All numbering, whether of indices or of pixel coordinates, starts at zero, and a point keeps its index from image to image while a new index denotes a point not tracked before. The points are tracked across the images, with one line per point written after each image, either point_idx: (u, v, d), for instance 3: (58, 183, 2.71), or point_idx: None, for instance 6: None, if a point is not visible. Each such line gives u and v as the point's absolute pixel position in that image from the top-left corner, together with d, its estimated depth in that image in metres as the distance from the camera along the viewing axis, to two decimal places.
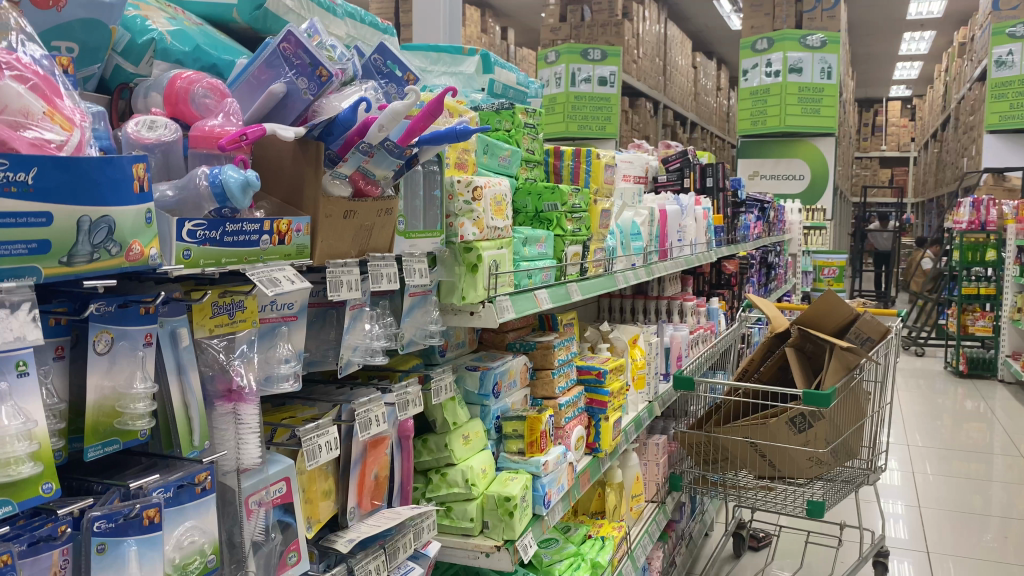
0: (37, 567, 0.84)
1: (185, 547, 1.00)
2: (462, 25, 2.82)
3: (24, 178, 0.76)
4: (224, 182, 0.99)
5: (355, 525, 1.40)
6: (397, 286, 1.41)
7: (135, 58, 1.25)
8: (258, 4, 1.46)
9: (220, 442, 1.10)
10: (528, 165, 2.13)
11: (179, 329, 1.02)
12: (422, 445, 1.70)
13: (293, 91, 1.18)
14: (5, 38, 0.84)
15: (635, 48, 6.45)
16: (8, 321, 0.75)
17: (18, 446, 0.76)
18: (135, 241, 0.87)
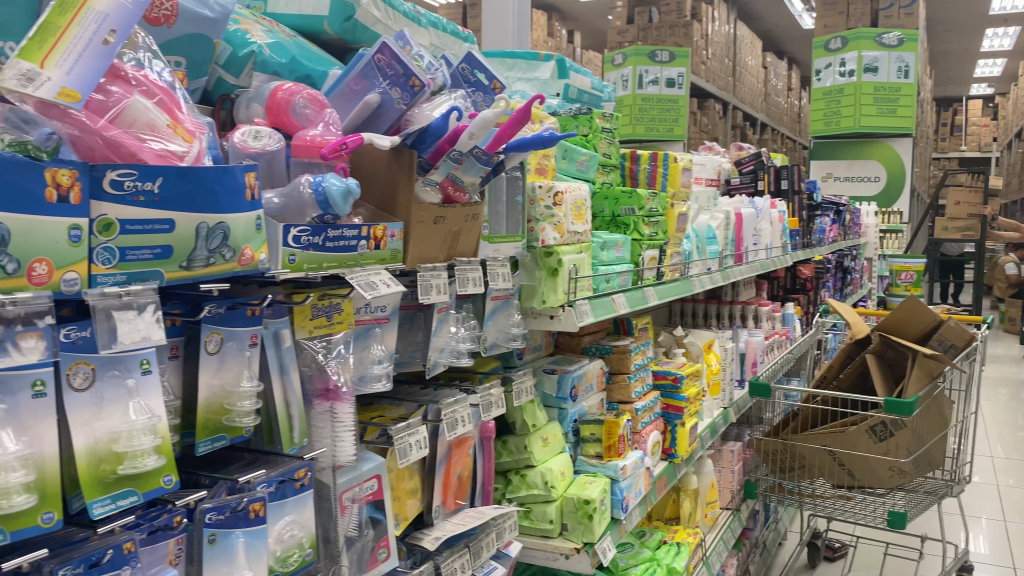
0: (155, 555, 0.89)
1: (285, 540, 1.05)
2: (532, 29, 2.83)
3: (150, 187, 0.82)
4: (326, 189, 1.04)
5: (440, 523, 1.43)
6: (483, 290, 1.44)
7: (236, 70, 1.31)
8: (349, 15, 1.51)
9: (318, 438, 1.14)
10: (605, 169, 2.13)
11: (282, 330, 1.07)
12: (502, 446, 1.72)
13: (387, 100, 1.22)
14: (134, 55, 0.89)
15: (704, 49, 6.36)
16: (136, 321, 0.79)
17: (143, 439, 0.81)
18: (246, 246, 0.91)
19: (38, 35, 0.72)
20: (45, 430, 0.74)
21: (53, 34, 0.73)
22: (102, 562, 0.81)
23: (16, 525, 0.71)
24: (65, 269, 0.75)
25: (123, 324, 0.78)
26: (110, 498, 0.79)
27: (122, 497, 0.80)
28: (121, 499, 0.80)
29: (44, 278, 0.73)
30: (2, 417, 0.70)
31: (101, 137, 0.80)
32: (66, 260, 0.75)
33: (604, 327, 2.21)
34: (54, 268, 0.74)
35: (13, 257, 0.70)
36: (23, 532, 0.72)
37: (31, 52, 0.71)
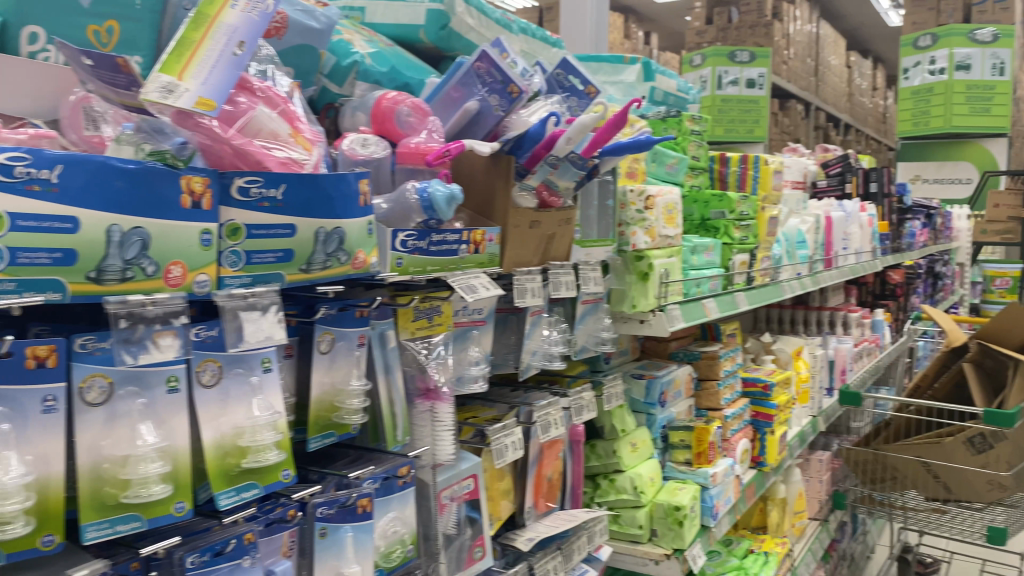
0: (271, 546, 0.92)
1: (388, 536, 1.08)
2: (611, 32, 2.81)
3: (274, 194, 0.86)
4: (432, 195, 1.07)
5: (532, 524, 1.45)
6: (576, 293, 1.45)
7: (339, 79, 1.36)
8: (444, 24, 1.55)
9: (419, 437, 1.18)
10: (693, 172, 2.12)
11: (387, 331, 1.11)
12: (591, 450, 1.71)
13: (485, 107, 1.24)
14: (260, 70, 0.95)
15: (787, 49, 6.22)
16: (260, 321, 0.85)
17: (265, 435, 0.85)
18: (359, 250, 0.98)
19: (176, 50, 0.77)
20: (179, 424, 0.79)
21: (190, 48, 0.78)
22: (225, 551, 0.85)
23: (152, 513, 0.77)
24: (197, 272, 0.80)
25: (249, 324, 0.84)
26: (235, 490, 0.83)
27: (245, 489, 0.84)
28: (245, 491, 0.84)
29: (179, 280, 0.78)
30: (142, 412, 0.76)
31: (230, 146, 0.83)
32: (197, 262, 0.80)
33: (691, 333, 2.18)
34: (188, 270, 0.79)
35: (153, 260, 0.76)
36: (157, 520, 0.77)
37: (171, 65, 0.76)
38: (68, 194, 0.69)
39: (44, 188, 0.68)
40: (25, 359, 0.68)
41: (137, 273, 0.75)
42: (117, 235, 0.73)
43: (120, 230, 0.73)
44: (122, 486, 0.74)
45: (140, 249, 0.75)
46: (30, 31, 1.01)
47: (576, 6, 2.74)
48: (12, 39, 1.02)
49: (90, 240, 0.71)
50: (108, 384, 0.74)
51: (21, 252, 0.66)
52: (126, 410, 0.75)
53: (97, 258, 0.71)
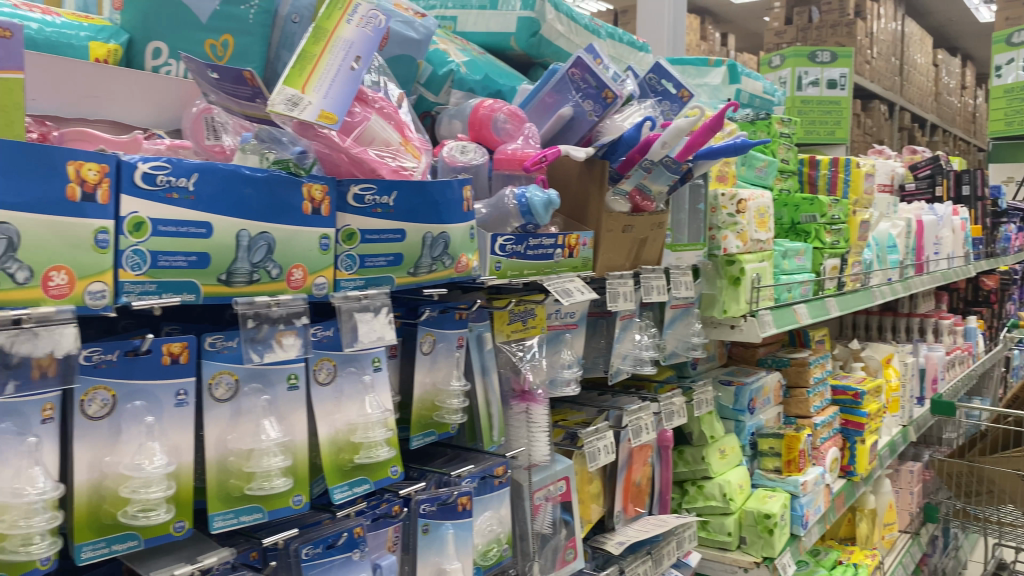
0: (378, 540, 0.96)
1: (486, 534, 1.10)
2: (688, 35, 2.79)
3: (386, 200, 0.92)
4: (530, 200, 1.09)
5: (621, 528, 1.45)
6: (667, 298, 1.44)
7: (435, 88, 1.40)
8: (534, 31, 1.57)
9: (515, 438, 1.21)
10: (782, 176, 2.08)
11: (484, 333, 1.13)
12: (679, 456, 1.70)
13: (580, 112, 1.25)
14: (374, 82, 1.00)
15: (870, 48, 5.98)
16: (373, 322, 0.89)
17: (377, 431, 0.90)
18: (462, 254, 1.01)
19: (299, 65, 0.81)
20: (298, 420, 0.83)
21: (311, 62, 0.82)
22: (337, 544, 0.89)
23: (272, 505, 0.80)
24: (316, 274, 0.85)
25: (363, 325, 0.88)
26: (348, 484, 0.87)
27: (357, 484, 0.89)
28: (356, 486, 0.89)
29: (300, 282, 0.83)
30: (265, 407, 0.80)
31: (346, 155, 0.89)
32: (317, 266, 0.85)
33: (779, 339, 2.17)
34: (307, 273, 0.84)
35: (277, 263, 0.80)
36: (277, 512, 0.81)
37: (294, 79, 0.80)
38: (202, 201, 0.74)
39: (182, 196, 0.72)
40: (162, 356, 0.73)
41: (263, 276, 0.79)
42: (246, 239, 0.77)
43: (248, 235, 0.77)
44: (247, 478, 0.78)
45: (266, 253, 0.79)
46: (154, 46, 1.06)
47: (653, 10, 2.73)
48: (136, 53, 1.07)
49: (221, 244, 0.75)
50: (234, 381, 0.79)
51: (161, 256, 0.71)
52: (250, 406, 0.79)
53: (227, 262, 0.75)
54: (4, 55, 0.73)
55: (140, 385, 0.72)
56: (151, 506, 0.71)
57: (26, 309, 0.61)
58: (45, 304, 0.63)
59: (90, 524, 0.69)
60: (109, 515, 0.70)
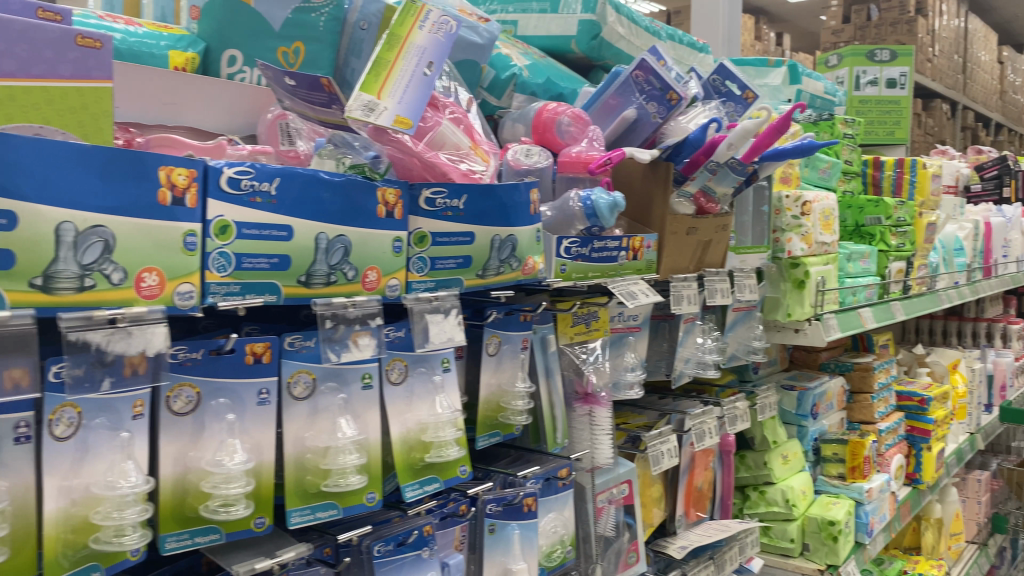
0: (446, 539, 0.97)
1: (551, 535, 1.11)
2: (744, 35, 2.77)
3: (457, 204, 0.93)
4: (595, 203, 1.09)
5: (683, 533, 1.45)
6: (732, 301, 1.43)
7: (498, 92, 1.41)
8: (595, 34, 1.57)
9: (578, 440, 1.21)
10: (846, 177, 2.05)
11: (548, 335, 1.14)
12: (740, 461, 1.68)
13: (644, 115, 1.25)
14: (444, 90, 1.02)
15: (932, 46, 5.81)
16: (443, 323, 0.91)
17: (447, 431, 0.91)
18: (529, 256, 1.02)
19: (374, 71, 0.83)
20: (371, 419, 0.85)
21: (385, 68, 0.84)
22: (407, 541, 0.90)
23: (347, 502, 0.82)
24: (389, 276, 0.87)
25: (433, 326, 0.90)
26: (418, 483, 0.89)
27: (427, 483, 0.91)
28: (427, 484, 0.91)
29: (374, 284, 0.86)
30: (341, 406, 0.82)
31: (418, 159, 0.91)
32: (390, 268, 0.87)
33: (842, 343, 2.13)
34: (381, 275, 0.86)
35: (352, 265, 0.83)
36: (351, 509, 0.83)
37: (370, 85, 0.82)
38: (284, 205, 0.76)
39: (265, 200, 0.74)
40: (245, 355, 0.75)
41: (340, 278, 0.82)
42: (324, 242, 0.80)
43: (326, 238, 0.80)
44: (323, 475, 0.81)
45: (343, 255, 0.82)
46: (230, 54, 1.09)
47: (707, 10, 2.71)
48: (212, 61, 1.10)
49: (302, 247, 0.78)
50: (312, 380, 0.81)
51: (245, 258, 0.73)
52: (327, 404, 0.82)
53: (306, 263, 0.78)
54: (95, 64, 0.76)
55: (223, 384, 0.74)
56: (231, 502, 0.73)
57: (120, 309, 0.64)
58: (138, 304, 0.66)
59: (174, 516, 0.71)
60: (192, 509, 0.72)
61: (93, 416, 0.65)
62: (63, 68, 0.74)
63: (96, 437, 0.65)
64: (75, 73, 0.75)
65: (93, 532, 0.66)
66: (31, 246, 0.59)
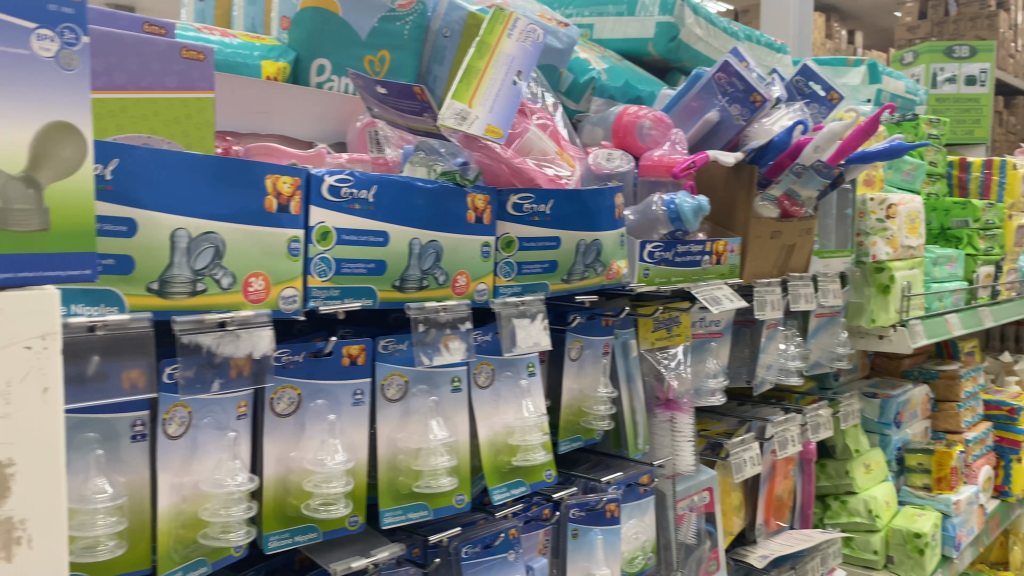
0: (530, 542, 0.98)
1: (632, 541, 1.10)
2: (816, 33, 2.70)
3: (544, 209, 0.93)
4: (679, 207, 1.08)
5: (764, 542, 1.42)
6: (815, 306, 1.41)
7: (576, 96, 1.39)
8: (674, 36, 1.55)
9: (659, 447, 1.21)
10: (931, 179, 1.98)
11: (629, 340, 1.13)
12: (821, 470, 1.65)
13: (727, 117, 1.23)
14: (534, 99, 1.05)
15: (1014, 41, 5.57)
16: (530, 328, 0.91)
17: (533, 435, 0.92)
18: (614, 261, 1.02)
19: (464, 80, 0.84)
20: (461, 421, 0.87)
21: (476, 76, 0.85)
22: (494, 544, 0.91)
23: (437, 503, 0.84)
24: (478, 281, 0.88)
25: (521, 330, 0.90)
26: (506, 486, 0.90)
27: (514, 486, 0.91)
28: (514, 488, 0.91)
29: (464, 288, 0.87)
30: (432, 408, 0.84)
31: (507, 165, 0.93)
32: (479, 272, 0.88)
33: (926, 350, 2.07)
34: (471, 279, 0.87)
35: (444, 270, 0.84)
36: (441, 510, 0.84)
37: (462, 93, 0.84)
38: (380, 211, 0.78)
39: (363, 207, 0.76)
40: (342, 357, 0.77)
41: (432, 282, 0.83)
42: (417, 247, 0.81)
43: (419, 243, 0.81)
44: (414, 476, 0.82)
45: (435, 260, 0.83)
46: (319, 63, 1.11)
47: (778, 9, 2.66)
48: (302, 71, 1.12)
49: (396, 252, 0.80)
50: (404, 382, 0.83)
51: (345, 263, 0.76)
52: (419, 406, 0.83)
53: (400, 268, 0.80)
54: (198, 76, 0.79)
55: (322, 385, 0.76)
56: (331, 501, 0.74)
57: (229, 312, 0.66)
58: (245, 308, 0.68)
59: (276, 515, 0.73)
60: (293, 508, 0.74)
61: (202, 416, 0.68)
62: (169, 79, 0.76)
63: (204, 436, 0.68)
64: (180, 85, 0.77)
65: (201, 528, 0.68)
66: (148, 251, 0.62)
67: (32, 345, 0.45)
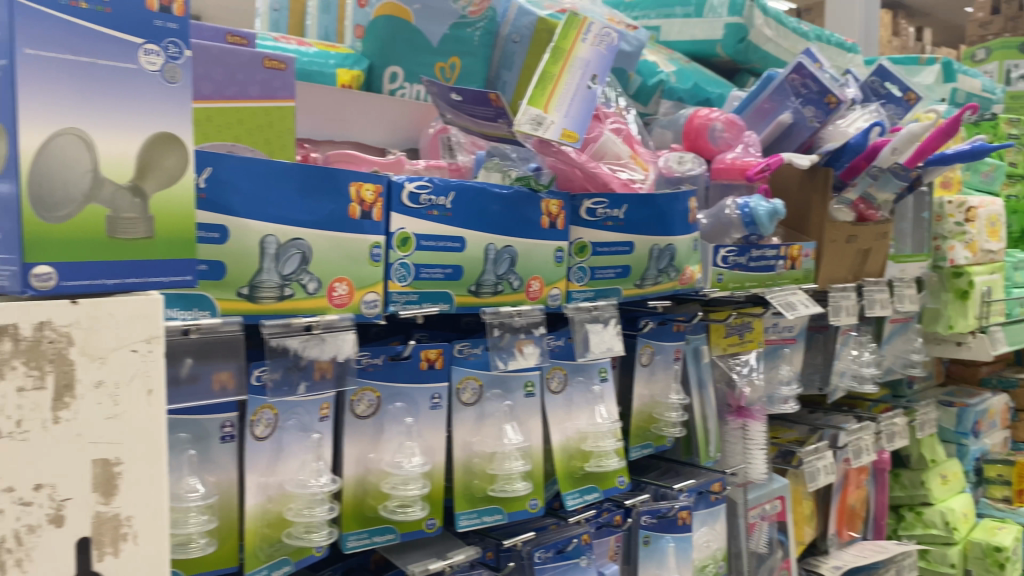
0: (601, 548, 0.97)
1: (703, 548, 1.09)
2: (881, 28, 2.63)
3: (617, 213, 0.93)
4: (754, 212, 1.06)
5: (836, 553, 1.39)
6: (891, 312, 1.38)
7: (644, 98, 1.39)
8: (743, 36, 1.53)
9: (731, 455, 1.18)
10: (1010, 180, 1.92)
11: (701, 346, 1.12)
12: (895, 480, 1.62)
13: (800, 119, 1.21)
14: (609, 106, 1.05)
15: None
16: (603, 333, 0.92)
17: (607, 441, 0.91)
18: (687, 266, 1.01)
19: (541, 85, 0.84)
20: (534, 425, 0.87)
21: (551, 81, 0.85)
22: (566, 549, 0.91)
23: (511, 507, 0.84)
24: (552, 286, 0.88)
25: (594, 335, 0.91)
26: (579, 492, 0.90)
27: (588, 492, 0.91)
28: (587, 494, 0.91)
29: (537, 293, 0.87)
30: (507, 412, 0.84)
31: (581, 170, 0.91)
32: (552, 277, 0.88)
33: (1005, 357, 2.00)
34: (544, 284, 0.88)
35: (518, 275, 0.85)
36: (516, 514, 0.84)
37: (538, 99, 0.84)
38: (457, 218, 0.79)
39: (441, 213, 0.77)
40: (420, 361, 0.78)
41: (506, 287, 0.84)
42: (493, 252, 0.82)
43: (495, 248, 0.82)
44: (490, 479, 0.82)
45: (510, 265, 0.84)
46: (392, 71, 1.09)
47: (842, 7, 2.60)
48: (374, 78, 1.10)
49: (472, 257, 0.80)
50: (479, 386, 0.83)
51: (423, 268, 0.77)
52: (494, 410, 0.83)
53: (476, 274, 0.81)
54: (280, 85, 0.80)
55: (400, 388, 0.77)
56: (408, 502, 0.75)
57: (315, 316, 0.68)
58: (330, 312, 0.69)
59: (355, 515, 0.74)
60: (372, 509, 0.75)
61: (287, 418, 0.69)
62: (253, 89, 0.78)
63: (289, 437, 0.69)
64: (262, 94, 0.79)
65: (286, 527, 0.70)
66: (239, 257, 0.64)
67: (138, 348, 0.47)
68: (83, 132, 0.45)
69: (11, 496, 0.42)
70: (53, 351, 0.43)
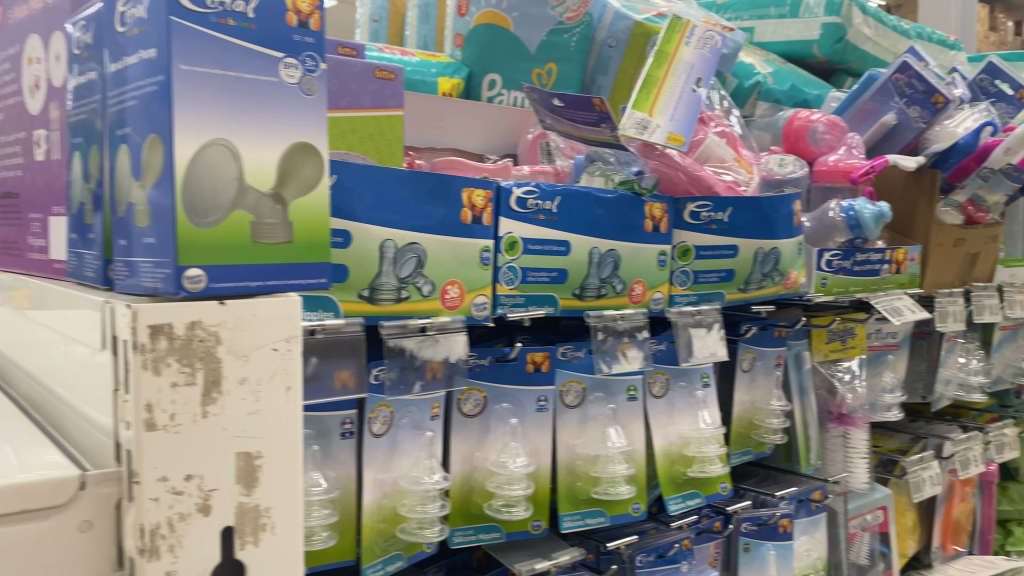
0: (701, 554, 0.97)
1: (803, 557, 1.07)
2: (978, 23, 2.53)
3: (722, 217, 0.93)
4: (858, 214, 1.05)
5: (940, 566, 1.35)
6: (1001, 318, 1.33)
7: (740, 100, 1.39)
8: (841, 36, 1.50)
9: (831, 463, 1.16)
10: None
11: (802, 352, 1.12)
12: (1003, 493, 1.57)
13: (905, 120, 1.18)
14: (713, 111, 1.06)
15: None
16: (706, 337, 0.91)
17: (710, 447, 0.91)
18: (791, 270, 1.01)
19: (645, 90, 0.84)
20: (637, 429, 0.87)
21: (655, 86, 0.85)
22: (667, 554, 0.91)
23: (614, 510, 0.84)
24: (654, 290, 0.88)
25: (697, 339, 0.91)
26: (682, 497, 0.90)
27: (690, 497, 0.91)
28: (689, 499, 0.91)
29: (640, 297, 0.87)
30: (609, 416, 0.84)
31: (685, 173, 0.91)
32: (654, 281, 0.88)
33: None
34: (647, 288, 0.88)
35: (621, 279, 0.85)
36: (618, 518, 0.85)
37: (642, 103, 0.84)
38: (563, 222, 0.80)
39: (547, 217, 0.78)
40: (526, 363, 0.79)
41: (610, 291, 0.84)
42: (597, 256, 0.82)
43: (598, 252, 0.82)
44: (593, 482, 0.83)
45: (613, 269, 0.84)
46: (490, 78, 1.11)
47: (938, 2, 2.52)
48: (474, 86, 1.12)
49: (577, 261, 0.81)
50: (582, 389, 0.84)
51: (530, 271, 0.78)
52: (596, 413, 0.84)
53: (581, 277, 0.81)
54: (390, 95, 0.83)
55: (507, 389, 0.79)
56: (512, 502, 0.76)
57: (429, 318, 0.70)
58: (443, 314, 0.72)
59: (461, 511, 0.77)
60: (478, 507, 0.77)
61: (401, 416, 0.72)
62: (364, 99, 0.81)
63: (403, 436, 0.72)
64: (374, 103, 0.82)
65: (399, 523, 0.71)
66: (360, 262, 0.66)
67: (277, 347, 0.49)
68: (229, 143, 0.48)
69: (165, 485, 0.45)
70: (203, 349, 0.46)
